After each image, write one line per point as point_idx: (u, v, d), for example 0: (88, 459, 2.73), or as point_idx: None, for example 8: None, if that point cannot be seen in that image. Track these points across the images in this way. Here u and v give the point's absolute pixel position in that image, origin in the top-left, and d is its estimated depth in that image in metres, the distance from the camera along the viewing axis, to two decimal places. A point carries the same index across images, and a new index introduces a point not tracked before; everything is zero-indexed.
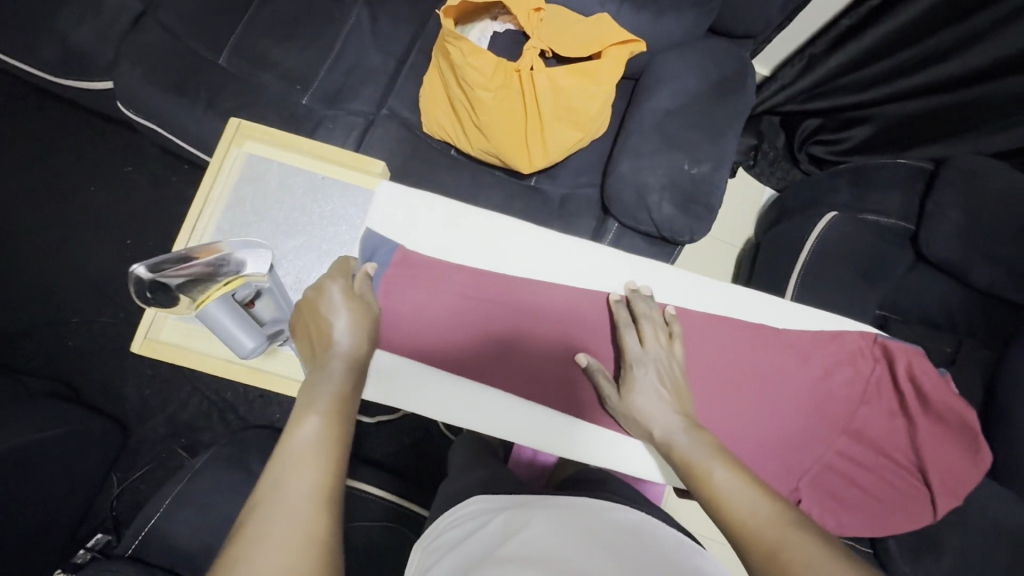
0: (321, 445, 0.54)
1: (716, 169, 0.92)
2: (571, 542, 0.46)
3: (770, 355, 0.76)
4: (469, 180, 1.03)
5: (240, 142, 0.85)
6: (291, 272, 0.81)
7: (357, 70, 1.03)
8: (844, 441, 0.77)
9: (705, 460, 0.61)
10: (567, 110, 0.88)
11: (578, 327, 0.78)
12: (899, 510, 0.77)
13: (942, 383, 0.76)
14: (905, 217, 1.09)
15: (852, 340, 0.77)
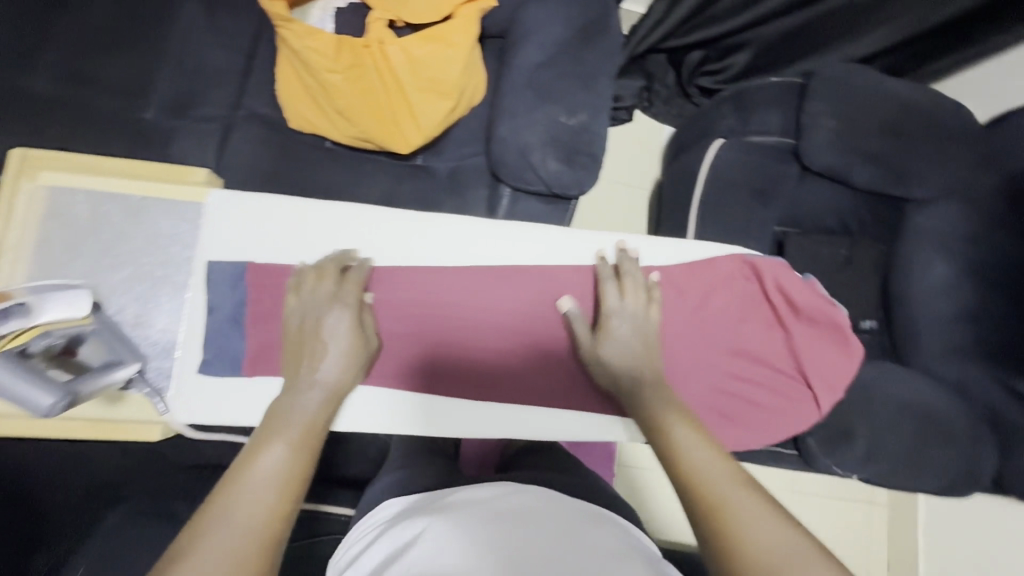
0: (285, 477, 0.55)
1: (593, 117, 0.91)
2: (470, 546, 0.53)
3: (649, 295, 0.85)
4: (349, 170, 0.99)
5: (31, 176, 0.82)
6: (126, 307, 0.82)
7: (203, 70, 0.97)
8: (731, 361, 0.85)
9: (665, 418, 0.65)
10: (430, 80, 0.84)
11: (447, 311, 0.85)
12: (788, 414, 0.85)
13: (809, 290, 0.85)
14: (785, 133, 1.12)
15: (723, 264, 0.85)
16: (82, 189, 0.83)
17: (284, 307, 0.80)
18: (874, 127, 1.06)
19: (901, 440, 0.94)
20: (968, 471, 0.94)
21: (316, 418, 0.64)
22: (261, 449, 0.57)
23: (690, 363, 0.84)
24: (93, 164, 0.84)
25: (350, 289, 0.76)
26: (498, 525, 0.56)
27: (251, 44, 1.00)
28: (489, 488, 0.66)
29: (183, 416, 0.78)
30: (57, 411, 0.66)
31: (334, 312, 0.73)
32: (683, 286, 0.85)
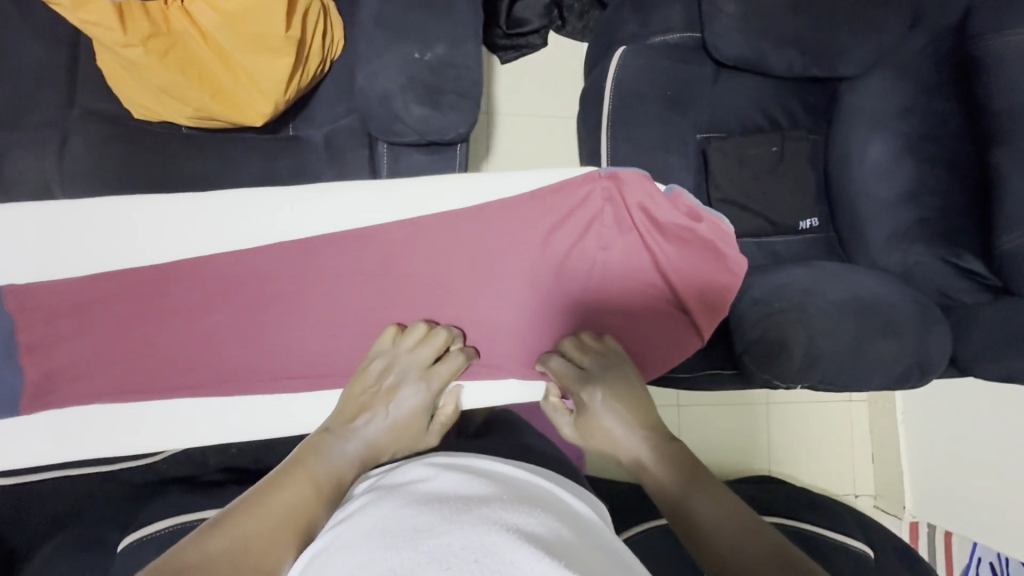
0: (292, 523, 0.49)
1: (454, 46, 0.80)
2: (383, 546, 0.42)
3: (493, 241, 0.76)
4: (211, 155, 0.89)
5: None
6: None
7: (20, 71, 0.86)
8: (590, 298, 0.77)
9: (683, 493, 0.56)
10: (253, 37, 0.74)
11: (265, 294, 0.75)
12: (664, 340, 0.80)
13: (670, 203, 0.73)
14: (689, 27, 1.01)
15: (574, 189, 0.74)
16: None
17: (80, 325, 0.72)
18: (785, 2, 0.93)
19: (851, 340, 0.87)
20: (919, 359, 0.88)
21: (351, 467, 0.60)
22: (288, 483, 0.54)
23: (553, 308, 0.78)
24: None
25: (440, 368, 0.71)
26: (423, 515, 0.46)
27: (72, 32, 0.88)
28: (416, 465, 0.57)
29: None
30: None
31: (418, 385, 0.69)
32: (526, 225, 0.76)
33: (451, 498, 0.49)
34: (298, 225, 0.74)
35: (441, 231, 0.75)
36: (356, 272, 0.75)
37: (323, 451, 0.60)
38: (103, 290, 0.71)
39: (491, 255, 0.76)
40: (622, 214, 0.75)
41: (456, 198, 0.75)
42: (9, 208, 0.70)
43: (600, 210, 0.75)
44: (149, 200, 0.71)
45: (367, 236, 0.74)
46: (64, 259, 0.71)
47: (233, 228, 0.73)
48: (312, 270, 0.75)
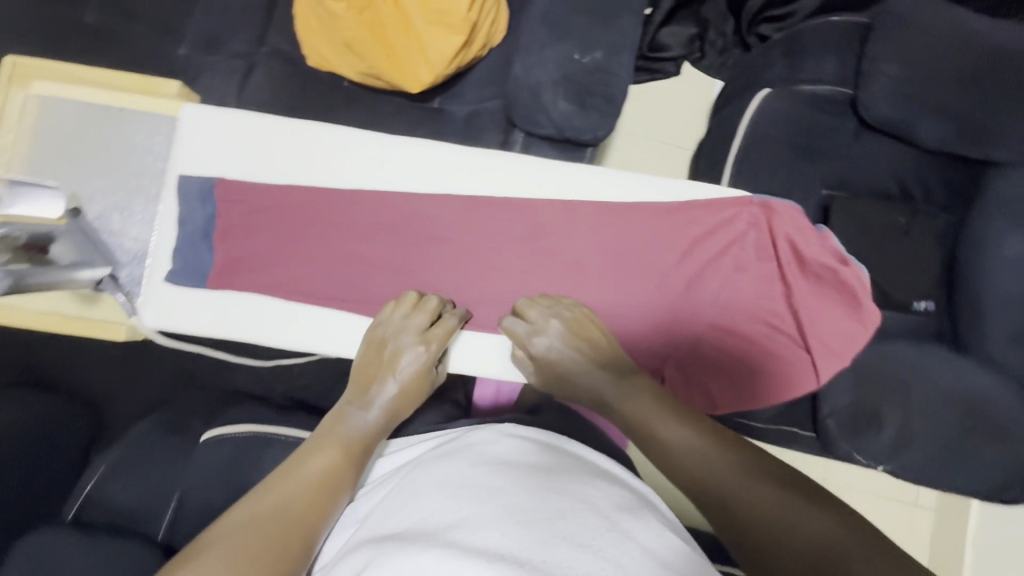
0: (316, 492, 0.57)
1: (611, 54, 0.84)
2: (451, 495, 0.50)
3: (633, 237, 0.78)
4: (364, 111, 0.97)
5: (23, 83, 0.82)
6: (101, 212, 0.83)
7: (229, 5, 0.98)
8: (716, 313, 0.78)
9: (655, 419, 0.63)
10: (437, 12, 0.81)
11: (392, 241, 0.79)
12: (782, 375, 0.78)
13: (815, 239, 0.77)
14: (841, 81, 0.99)
15: (724, 207, 0.77)
16: (77, 99, 0.83)
17: (247, 224, 0.78)
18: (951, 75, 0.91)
19: (947, 434, 0.85)
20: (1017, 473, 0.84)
21: (376, 432, 0.66)
22: (317, 451, 0.62)
23: (672, 313, 0.78)
24: (70, 70, 0.84)
25: (439, 333, 0.73)
26: (486, 472, 0.53)
27: None
28: (498, 430, 0.63)
29: (155, 321, 0.77)
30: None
31: (416, 349, 0.71)
32: (670, 230, 0.77)
33: (511, 462, 0.55)
34: (438, 182, 0.79)
35: (587, 218, 0.78)
36: (490, 237, 0.79)
37: (344, 422, 0.66)
38: (277, 198, 0.78)
39: (630, 250, 0.78)
40: (767, 242, 0.77)
41: (607, 191, 0.78)
42: (222, 110, 0.79)
43: (745, 234, 0.77)
44: (337, 130, 0.78)
45: (504, 207, 0.79)
46: (256, 166, 0.79)
47: (388, 172, 0.79)
48: (433, 227, 0.79)
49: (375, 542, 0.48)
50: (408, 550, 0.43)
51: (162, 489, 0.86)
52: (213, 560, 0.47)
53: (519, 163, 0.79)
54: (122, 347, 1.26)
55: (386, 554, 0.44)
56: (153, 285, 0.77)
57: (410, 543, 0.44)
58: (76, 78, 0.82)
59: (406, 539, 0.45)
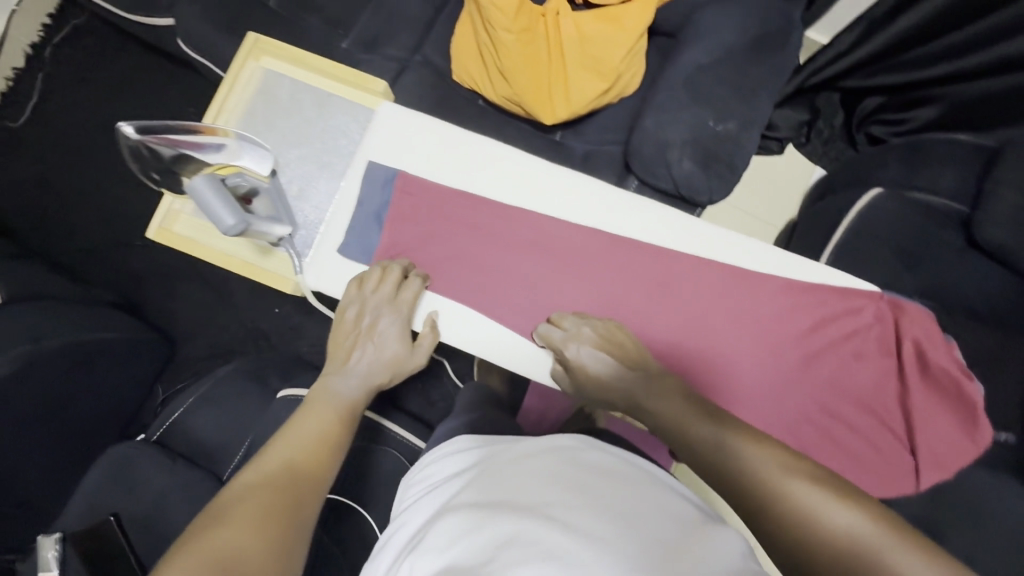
0: (314, 453, 0.63)
1: (742, 128, 0.89)
2: (544, 487, 0.53)
3: (764, 306, 0.76)
4: (493, 130, 1.04)
5: (256, 57, 0.88)
6: (294, 180, 0.83)
7: (396, 13, 1.08)
8: (830, 397, 0.78)
9: (683, 423, 0.60)
10: (592, 59, 0.88)
11: (514, 259, 0.79)
12: (881, 470, 0.78)
13: (941, 344, 0.76)
14: (958, 198, 0.99)
15: (858, 298, 0.76)
16: (290, 76, 0.87)
17: (404, 213, 0.79)
18: None
19: None
20: None
21: (361, 399, 0.72)
22: (306, 416, 0.67)
23: (786, 387, 0.77)
24: (298, 53, 0.88)
25: (406, 300, 0.74)
26: (578, 475, 0.55)
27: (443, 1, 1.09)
28: (573, 436, 0.64)
29: (317, 282, 0.77)
30: (233, 234, 0.71)
31: (387, 316, 0.74)
32: (800, 308, 0.76)
33: (598, 471, 0.57)
34: (582, 212, 0.78)
35: (722, 280, 0.77)
36: (629, 278, 0.77)
37: (327, 386, 0.71)
38: (428, 198, 0.79)
39: (761, 320, 0.77)
40: (892, 340, 0.77)
41: (749, 256, 0.77)
42: (416, 112, 0.81)
43: (872, 327, 0.77)
44: (514, 149, 0.78)
45: (648, 252, 0.77)
46: (427, 164, 0.80)
47: (536, 191, 0.79)
48: (548, 249, 0.79)
49: (452, 509, 0.54)
50: (486, 518, 0.49)
51: (235, 433, 0.92)
52: (234, 512, 0.52)
53: (676, 220, 0.77)
54: (211, 292, 1.36)
55: (465, 520, 0.51)
56: (322, 251, 0.78)
57: (485, 513, 0.50)
58: (296, 48, 0.86)
59: (480, 509, 0.51)
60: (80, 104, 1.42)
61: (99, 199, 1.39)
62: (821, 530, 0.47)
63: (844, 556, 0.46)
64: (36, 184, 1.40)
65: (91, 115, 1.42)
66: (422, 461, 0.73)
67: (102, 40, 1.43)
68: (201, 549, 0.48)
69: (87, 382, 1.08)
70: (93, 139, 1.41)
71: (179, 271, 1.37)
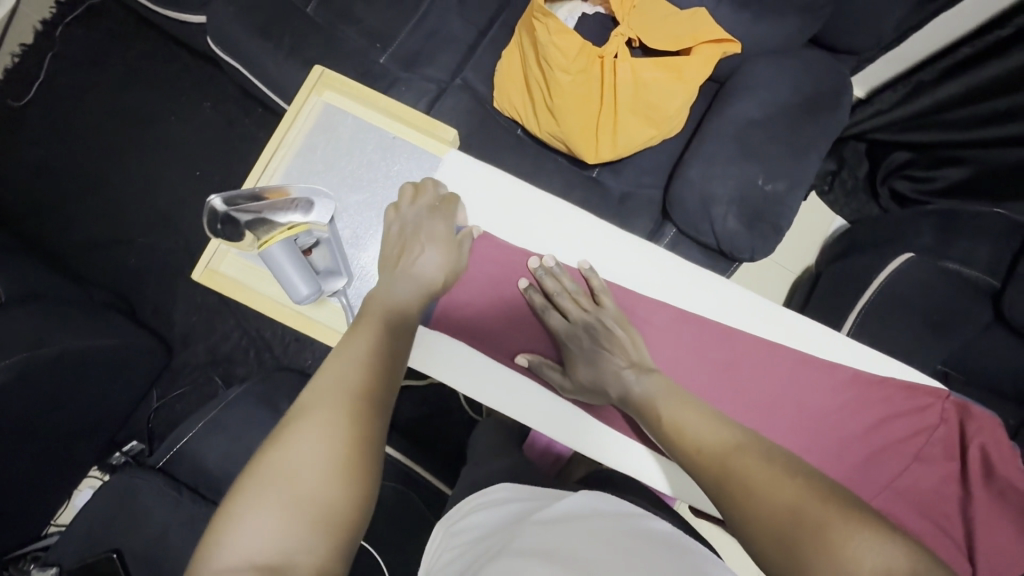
0: (374, 364, 0.57)
1: (791, 189, 0.87)
2: (583, 545, 0.52)
3: (825, 399, 0.74)
4: (530, 162, 1.01)
5: (319, 91, 0.84)
6: (349, 227, 0.79)
7: (438, 33, 1.03)
8: (884, 499, 0.73)
9: (660, 401, 0.64)
10: (646, 105, 0.85)
11: None
12: None
13: (1011, 457, 0.71)
14: (991, 272, 1.00)
15: (922, 395, 0.73)
16: (351, 114, 0.83)
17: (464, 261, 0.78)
18: None
19: None
20: None
21: (414, 302, 0.68)
22: (361, 329, 0.62)
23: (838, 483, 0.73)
24: (363, 91, 0.84)
25: (448, 206, 0.75)
26: (617, 536, 0.54)
27: (487, 23, 1.05)
28: (623, 505, 0.63)
29: None
30: (306, 301, 0.72)
31: (434, 223, 0.73)
32: (865, 402, 0.74)
33: (636, 531, 0.56)
34: (640, 277, 0.77)
35: (783, 364, 0.74)
36: (691, 351, 0.75)
37: (386, 295, 0.67)
38: (480, 249, 0.77)
39: (816, 407, 0.74)
40: (954, 443, 0.73)
41: (818, 346, 0.75)
42: (483, 163, 0.79)
43: (933, 427, 0.73)
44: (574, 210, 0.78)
45: (696, 320, 0.76)
46: (484, 213, 0.79)
47: (592, 249, 0.78)
48: None
49: (492, 558, 0.53)
50: (527, 564, 0.49)
51: (245, 464, 0.88)
52: (311, 423, 0.50)
53: (735, 295, 0.76)
54: (212, 296, 1.28)
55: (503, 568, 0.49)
56: None
57: (529, 560, 0.50)
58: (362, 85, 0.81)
59: (524, 557, 0.50)
60: (88, 88, 1.35)
61: (103, 191, 1.32)
62: (768, 506, 0.47)
63: (785, 528, 0.45)
64: (35, 168, 1.33)
65: (100, 101, 1.35)
66: (450, 517, 0.70)
67: (117, 23, 1.36)
68: (281, 465, 0.48)
69: (80, 393, 1.02)
70: (102, 127, 1.34)
71: (178, 272, 1.30)
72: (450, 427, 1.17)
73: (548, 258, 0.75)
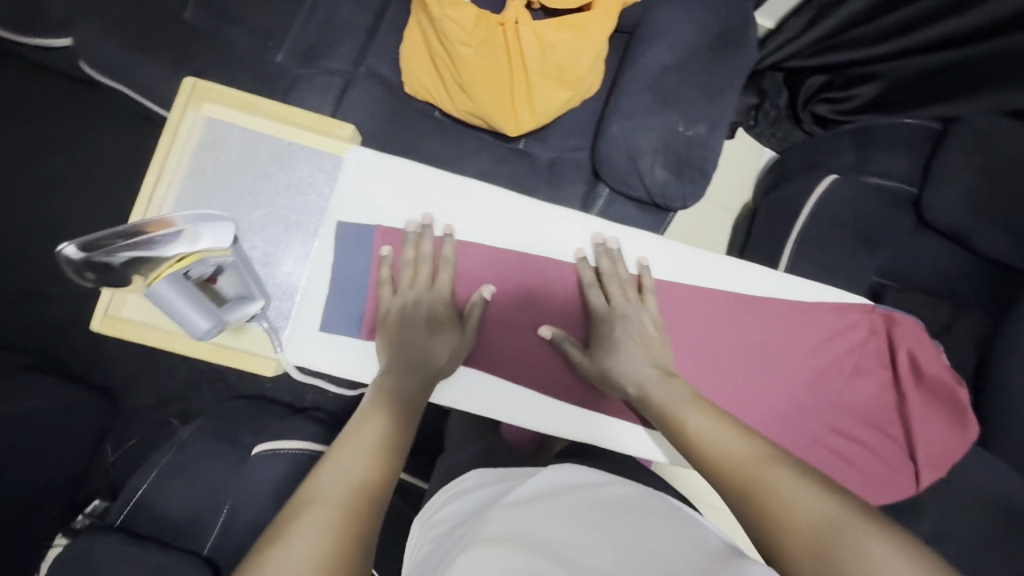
0: (383, 459, 0.56)
1: (711, 131, 0.88)
2: (549, 524, 0.53)
3: (768, 333, 0.76)
4: (452, 143, 0.98)
5: (196, 104, 0.78)
6: (258, 246, 0.76)
7: (332, 21, 0.98)
8: (833, 416, 0.76)
9: (680, 407, 0.64)
10: (555, 67, 0.83)
11: (542, 300, 0.77)
12: (888, 481, 0.77)
13: (934, 356, 0.77)
14: (909, 180, 1.04)
15: (848, 313, 0.77)
16: (238, 125, 0.78)
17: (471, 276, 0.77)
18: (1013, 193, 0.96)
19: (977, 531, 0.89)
20: None
21: (418, 395, 0.67)
22: (365, 421, 0.60)
23: (792, 411, 0.76)
24: (246, 98, 0.79)
25: (445, 280, 0.75)
26: (588, 510, 0.56)
27: (382, 4, 1.00)
28: (592, 475, 0.65)
29: (299, 358, 0.74)
30: (209, 336, 0.67)
31: (430, 302, 0.73)
32: (800, 329, 0.76)
33: (607, 504, 0.58)
34: (565, 244, 0.78)
35: (719, 305, 0.76)
36: None
37: (389, 385, 0.66)
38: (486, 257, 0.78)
39: (756, 343, 0.76)
40: (883, 351, 0.78)
41: (744, 283, 0.77)
42: (388, 156, 0.78)
43: (863, 340, 0.77)
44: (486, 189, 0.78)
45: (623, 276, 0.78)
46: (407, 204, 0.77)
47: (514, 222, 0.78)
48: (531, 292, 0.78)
49: (465, 547, 0.52)
50: (501, 552, 0.48)
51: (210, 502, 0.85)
52: (312, 517, 0.48)
53: (659, 247, 0.78)
54: None
55: (481, 555, 0.48)
56: (303, 324, 0.74)
57: (502, 546, 0.49)
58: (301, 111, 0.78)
59: (496, 543, 0.50)
60: None
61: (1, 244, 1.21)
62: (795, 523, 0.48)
63: (818, 539, 0.46)
64: None
65: None
66: (426, 511, 0.69)
67: None
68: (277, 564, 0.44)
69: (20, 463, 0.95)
70: None
71: None
72: (422, 423, 1.16)
73: (614, 239, 0.77)
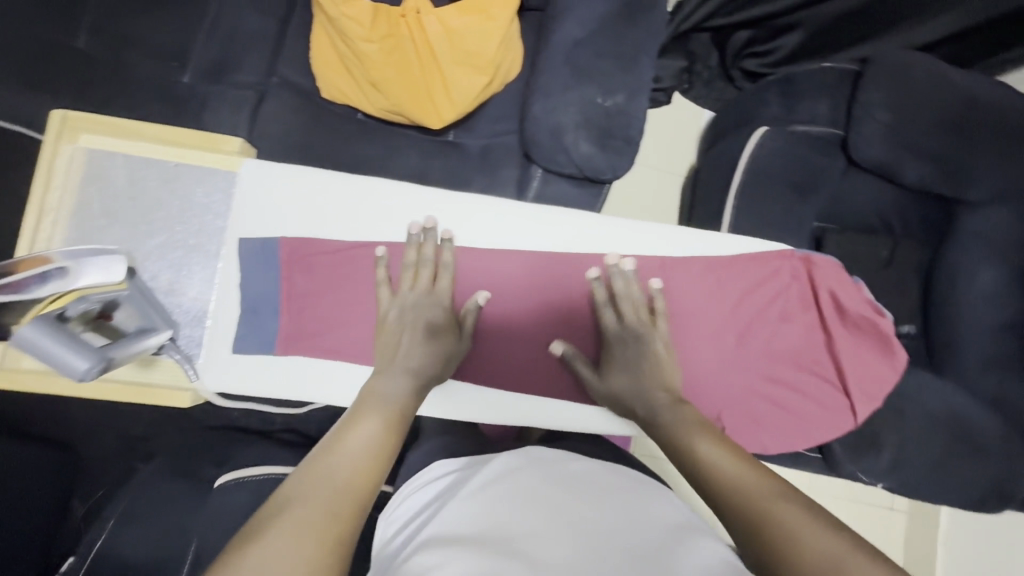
0: (372, 464, 0.53)
1: (632, 98, 0.88)
2: (506, 510, 0.53)
3: (694, 292, 0.78)
4: (377, 143, 0.96)
5: (71, 136, 0.76)
6: (158, 274, 0.76)
7: (236, 33, 0.95)
8: (766, 364, 0.79)
9: (689, 433, 0.61)
10: (465, 53, 0.82)
11: (553, 314, 0.80)
12: (826, 419, 0.80)
13: (856, 292, 0.79)
14: (835, 124, 1.06)
15: (770, 261, 0.78)
16: (120, 154, 0.77)
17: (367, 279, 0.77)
18: (933, 124, 0.98)
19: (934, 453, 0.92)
20: (998, 487, 0.92)
21: (410, 399, 0.64)
22: (356, 423, 0.57)
23: (725, 364, 0.78)
24: (125, 125, 0.78)
25: (446, 287, 0.73)
26: (553, 492, 0.56)
27: (286, 10, 0.97)
28: (546, 453, 0.65)
29: (218, 385, 0.74)
30: (91, 377, 0.61)
31: (430, 307, 0.72)
32: (723, 283, 0.78)
33: (568, 482, 0.58)
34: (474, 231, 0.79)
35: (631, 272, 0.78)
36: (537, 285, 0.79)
37: (380, 390, 0.63)
38: (522, 272, 0.79)
39: (683, 303, 0.78)
40: (809, 294, 0.80)
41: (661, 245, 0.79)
42: (283, 165, 0.76)
43: (788, 286, 0.79)
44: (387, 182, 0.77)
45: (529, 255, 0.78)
46: (318, 214, 0.77)
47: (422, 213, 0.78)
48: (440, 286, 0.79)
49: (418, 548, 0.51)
50: (454, 550, 0.47)
51: None
52: (284, 525, 0.44)
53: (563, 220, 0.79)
54: None
55: (437, 552, 0.47)
56: (216, 351, 0.75)
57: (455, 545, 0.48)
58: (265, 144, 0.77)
59: (450, 543, 0.49)
60: None
61: None
62: (806, 553, 0.43)
63: None
64: None
65: None
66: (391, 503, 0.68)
67: None
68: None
69: None
70: None
71: None
72: None
73: (627, 259, 0.73)
